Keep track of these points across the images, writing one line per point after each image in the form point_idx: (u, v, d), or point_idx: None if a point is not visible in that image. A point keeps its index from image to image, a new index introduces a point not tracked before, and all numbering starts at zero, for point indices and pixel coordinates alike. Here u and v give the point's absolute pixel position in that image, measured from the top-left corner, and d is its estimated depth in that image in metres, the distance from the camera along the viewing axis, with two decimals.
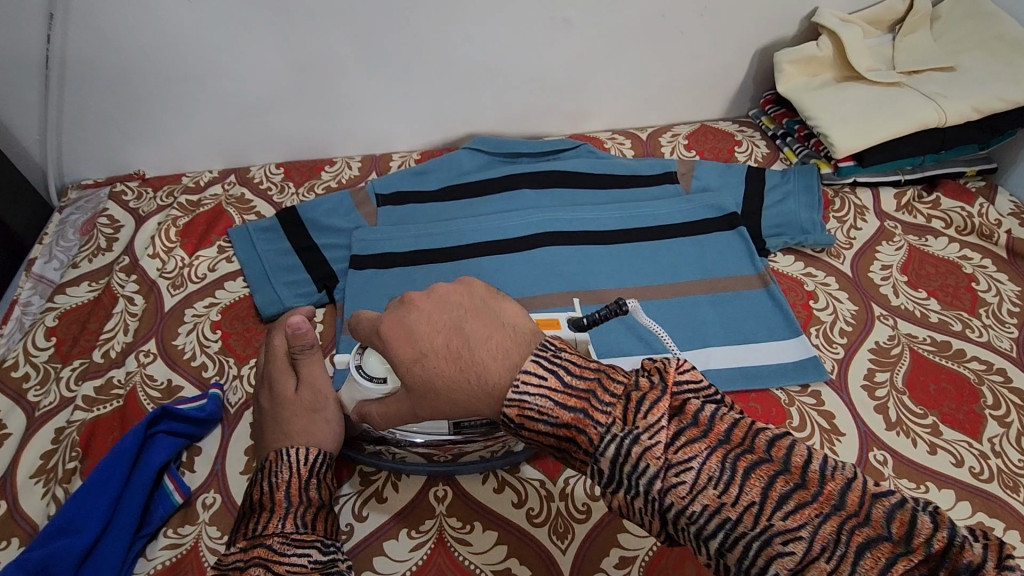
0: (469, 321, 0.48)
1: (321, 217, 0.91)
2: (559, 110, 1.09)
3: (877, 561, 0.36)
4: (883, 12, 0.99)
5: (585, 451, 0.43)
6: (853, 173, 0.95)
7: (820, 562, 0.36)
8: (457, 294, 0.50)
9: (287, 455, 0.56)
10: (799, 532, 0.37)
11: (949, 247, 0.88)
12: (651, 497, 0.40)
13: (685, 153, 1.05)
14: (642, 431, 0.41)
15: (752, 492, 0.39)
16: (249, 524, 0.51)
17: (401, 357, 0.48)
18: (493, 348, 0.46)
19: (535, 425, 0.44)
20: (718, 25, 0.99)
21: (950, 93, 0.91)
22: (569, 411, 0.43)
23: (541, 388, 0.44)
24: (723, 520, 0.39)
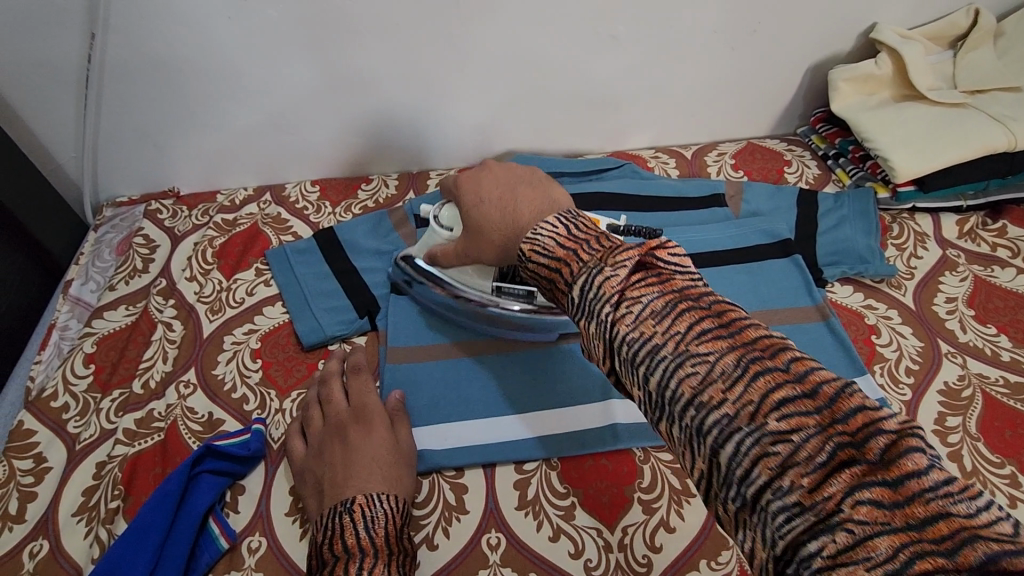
0: (523, 189, 0.63)
1: (359, 239, 0.89)
2: (601, 127, 1.05)
3: (766, 384, 0.35)
4: (946, 28, 0.94)
5: (565, 282, 0.48)
6: (913, 198, 0.91)
7: (719, 384, 0.36)
8: (521, 174, 0.66)
9: (378, 499, 0.55)
10: (707, 356, 0.38)
11: (1017, 279, 0.84)
12: (602, 323, 0.42)
13: (733, 174, 1.01)
14: (610, 268, 0.44)
15: (681, 326, 0.39)
16: (349, 563, 0.49)
17: (469, 201, 0.66)
18: (532, 208, 0.59)
19: (537, 259, 0.51)
20: (771, 41, 0.96)
21: (1019, 115, 0.86)
22: (564, 250, 0.49)
23: (552, 234, 0.51)
24: (651, 346, 0.39)
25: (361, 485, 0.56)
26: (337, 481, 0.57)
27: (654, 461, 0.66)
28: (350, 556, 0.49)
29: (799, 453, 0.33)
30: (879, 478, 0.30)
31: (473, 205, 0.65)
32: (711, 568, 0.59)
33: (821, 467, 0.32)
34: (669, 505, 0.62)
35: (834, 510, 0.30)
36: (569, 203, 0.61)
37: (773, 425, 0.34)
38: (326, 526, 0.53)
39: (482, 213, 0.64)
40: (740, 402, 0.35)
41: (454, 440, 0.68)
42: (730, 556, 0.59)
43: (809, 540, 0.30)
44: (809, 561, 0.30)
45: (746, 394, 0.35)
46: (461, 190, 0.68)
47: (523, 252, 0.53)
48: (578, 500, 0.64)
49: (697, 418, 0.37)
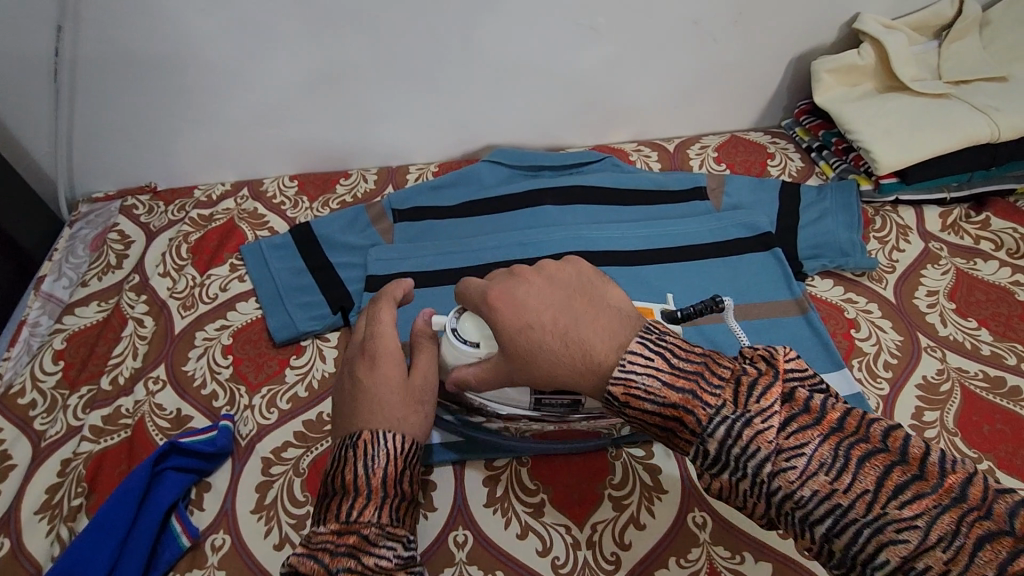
0: (580, 306, 0.49)
1: (335, 234, 0.88)
2: (582, 120, 1.04)
3: (994, 552, 0.35)
4: (930, 18, 0.93)
5: (691, 431, 0.43)
6: (896, 190, 0.90)
7: (935, 552, 0.36)
8: (571, 280, 0.52)
9: (382, 438, 0.51)
10: (915, 521, 0.37)
11: (1000, 272, 0.82)
12: (758, 481, 0.40)
13: (715, 167, 1.00)
14: (748, 413, 0.41)
15: (866, 481, 0.38)
16: (341, 504, 0.48)
17: (511, 324, 0.50)
18: (607, 335, 0.47)
19: (641, 406, 0.44)
20: (754, 32, 0.94)
21: (1003, 105, 0.85)
22: (677, 391, 0.43)
23: (648, 371, 0.44)
24: (833, 507, 0.38)
25: (369, 422, 0.53)
26: (348, 418, 0.54)
27: (626, 457, 0.66)
28: (348, 493, 0.49)
29: (818, 465, 0.39)
30: (902, 471, 0.38)
31: (521, 339, 0.49)
32: (681, 566, 0.58)
33: (851, 472, 0.39)
34: (639, 501, 0.62)
35: (882, 515, 0.37)
36: (635, 312, 0.50)
37: (787, 450, 0.40)
38: (335, 455, 0.52)
39: (533, 336, 0.49)
40: (967, 573, 0.35)
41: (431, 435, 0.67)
42: (699, 554, 0.59)
43: (878, 553, 0.37)
44: (883, 567, 0.37)
45: (973, 566, 0.35)
46: (493, 308, 0.52)
47: (614, 393, 0.45)
48: (547, 497, 0.63)
49: None
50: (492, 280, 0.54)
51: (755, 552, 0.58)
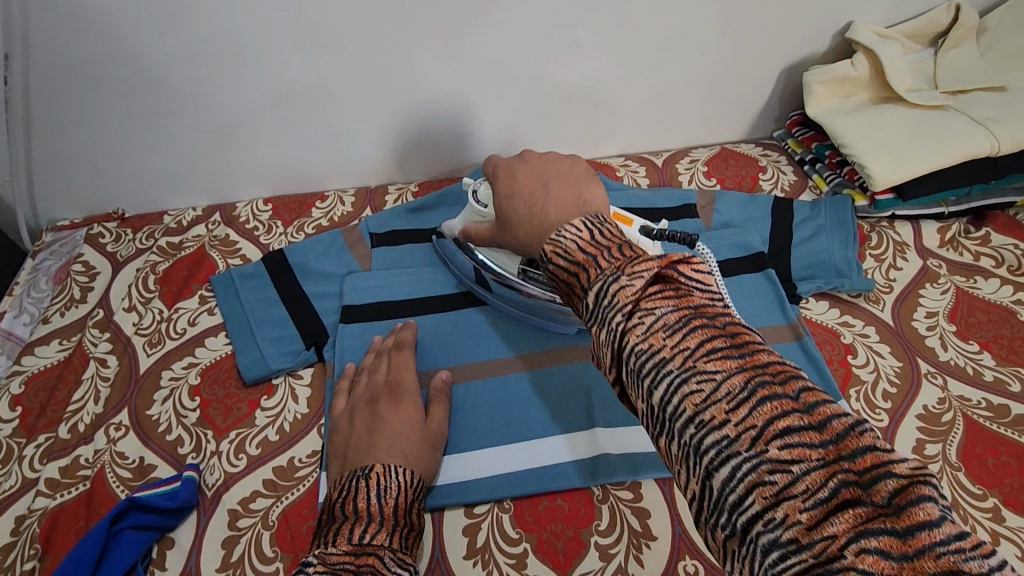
0: (556, 185, 0.59)
1: (310, 261, 0.84)
2: (567, 135, 1.01)
3: (770, 408, 0.32)
4: (926, 25, 0.90)
5: (581, 288, 0.44)
6: (892, 206, 0.86)
7: (721, 403, 0.34)
8: (559, 169, 0.62)
9: (394, 470, 0.57)
10: (713, 374, 0.35)
11: (1001, 290, 0.79)
12: (610, 330, 0.39)
13: (705, 182, 0.97)
14: (626, 277, 0.40)
15: (691, 341, 0.37)
16: (353, 529, 0.51)
17: (503, 189, 0.63)
18: (561, 209, 0.55)
19: (556, 260, 0.46)
20: (743, 42, 0.91)
21: (1003, 117, 0.82)
22: (584, 253, 0.45)
23: (576, 236, 0.46)
24: (659, 359, 0.37)
25: (384, 454, 0.59)
26: (361, 447, 0.60)
27: (613, 500, 0.63)
28: (359, 521, 0.52)
29: (795, 484, 0.30)
30: (894, 533, 0.27)
31: (505, 203, 0.62)
32: None
33: (746, 403, 0.33)
34: (627, 550, 0.59)
35: (763, 449, 0.32)
36: (603, 203, 0.56)
37: (642, 307, 0.39)
38: (343, 486, 0.56)
39: (512, 203, 0.61)
40: (742, 425, 0.33)
41: None
42: None
43: (746, 492, 0.31)
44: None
45: (748, 417, 0.33)
46: (498, 180, 0.65)
47: (544, 251, 0.48)
48: (531, 547, 0.60)
49: (697, 437, 0.34)
50: (512, 161, 0.67)
51: None
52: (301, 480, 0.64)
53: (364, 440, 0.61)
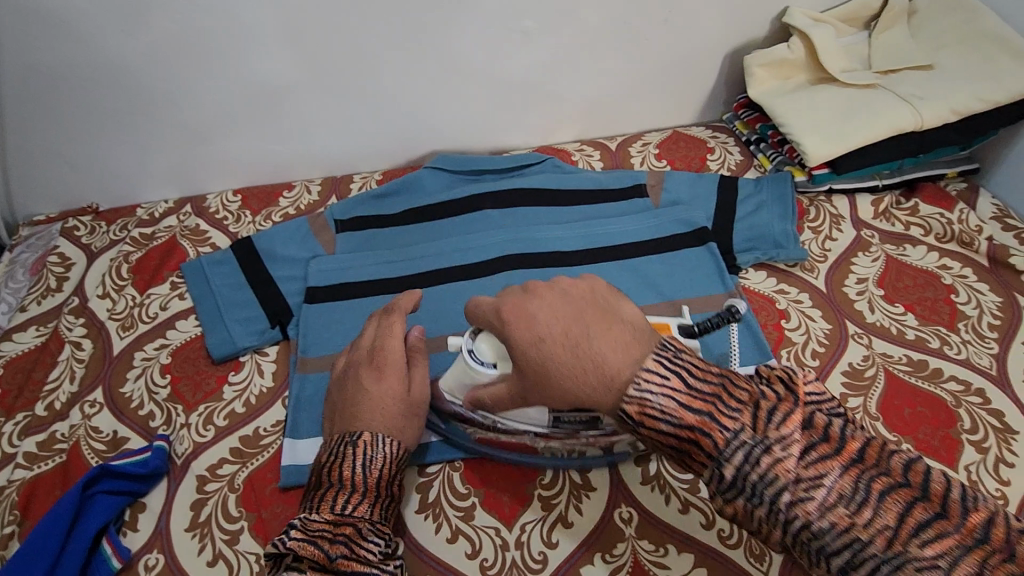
0: (596, 331, 0.50)
1: (276, 246, 0.88)
2: (524, 123, 1.05)
3: (897, 505, 0.40)
4: (858, 9, 0.94)
5: (707, 454, 0.45)
6: (828, 180, 0.91)
7: (843, 509, 0.41)
8: (582, 304, 0.52)
9: (381, 441, 0.58)
10: (822, 479, 0.42)
11: (927, 256, 0.84)
12: (747, 472, 0.43)
13: (656, 163, 1.01)
14: (754, 436, 0.43)
15: (816, 466, 0.43)
16: (338, 497, 0.55)
17: (521, 339, 0.52)
18: (620, 348, 0.49)
19: (657, 426, 0.45)
20: (685, 28, 0.95)
21: (926, 95, 0.87)
22: (693, 414, 0.45)
23: (663, 390, 0.46)
24: (796, 489, 0.42)
25: (373, 421, 0.59)
26: (354, 416, 0.60)
27: None
28: (343, 489, 0.56)
29: (837, 493, 0.41)
30: (926, 510, 0.40)
31: (534, 357, 0.52)
32: (606, 561, 0.59)
33: (870, 505, 0.41)
34: (567, 500, 0.63)
35: (897, 549, 0.39)
36: (649, 328, 0.52)
37: (776, 447, 0.43)
38: (331, 452, 0.58)
39: (545, 351, 0.51)
40: (872, 527, 0.40)
41: None
42: (624, 548, 0.60)
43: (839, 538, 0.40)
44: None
45: (877, 517, 0.40)
46: (509, 325, 0.53)
47: (628, 412, 0.46)
48: (479, 500, 0.64)
49: (827, 545, 0.41)
50: (505, 296, 0.56)
51: (677, 543, 0.60)
52: (264, 447, 0.68)
53: (352, 408, 0.61)
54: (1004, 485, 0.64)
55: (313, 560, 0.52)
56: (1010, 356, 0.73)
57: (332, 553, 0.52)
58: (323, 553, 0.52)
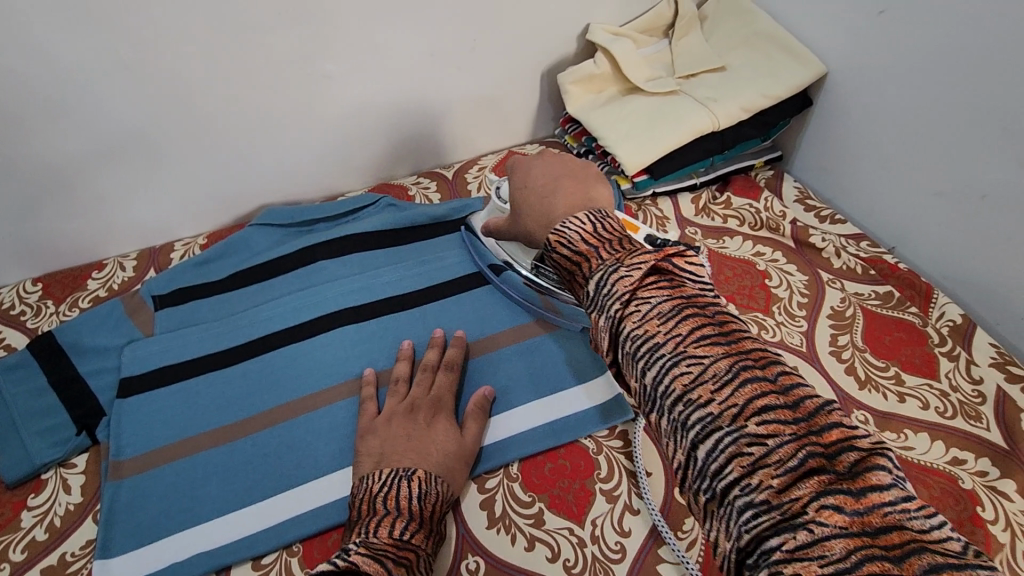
0: (566, 182, 0.66)
1: (83, 338, 0.79)
2: (355, 163, 1.02)
3: (827, 492, 0.36)
4: (654, 19, 1.00)
5: (584, 276, 0.53)
6: (650, 185, 0.95)
7: (767, 468, 0.38)
8: (570, 167, 0.68)
9: (435, 479, 0.61)
10: (769, 442, 0.39)
11: (743, 246, 0.90)
12: (629, 340, 0.46)
13: (492, 187, 1.02)
14: (625, 269, 0.49)
15: (739, 397, 0.41)
16: (396, 524, 0.55)
17: (518, 185, 0.69)
18: (567, 205, 0.63)
19: (561, 250, 0.55)
20: (495, 54, 0.96)
21: (720, 96, 0.93)
22: (586, 246, 0.53)
23: (580, 229, 0.55)
24: (700, 407, 0.42)
25: (423, 460, 0.62)
26: (400, 454, 0.63)
27: None
28: (401, 517, 0.56)
29: (765, 440, 0.39)
30: (851, 500, 0.36)
31: (520, 194, 0.68)
32: None
33: (797, 472, 0.38)
34: None
35: (743, 432, 0.40)
36: (604, 203, 0.64)
37: (678, 336, 0.45)
38: (387, 481, 0.59)
39: (524, 195, 0.68)
40: (788, 499, 0.37)
41: (186, 547, 0.63)
42: None
43: (724, 461, 0.40)
44: (762, 540, 0.37)
45: (798, 494, 0.37)
46: (514, 174, 0.71)
47: (547, 241, 0.56)
48: None
49: (725, 481, 0.40)
50: (533, 155, 0.72)
51: None
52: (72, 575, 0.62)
53: (404, 443, 0.64)
54: None
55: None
56: (817, 331, 0.80)
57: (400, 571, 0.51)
58: (387, 569, 0.50)
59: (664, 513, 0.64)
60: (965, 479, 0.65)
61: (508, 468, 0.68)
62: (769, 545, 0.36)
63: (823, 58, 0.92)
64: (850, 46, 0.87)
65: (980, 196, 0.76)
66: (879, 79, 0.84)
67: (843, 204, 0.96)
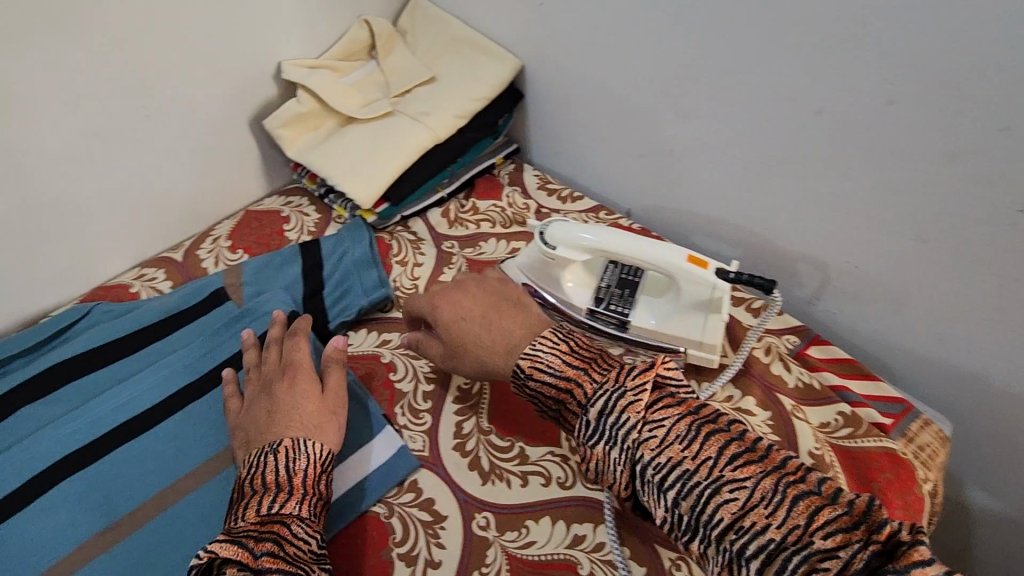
0: (504, 309, 0.67)
1: None
2: (51, 275, 0.85)
3: (806, 506, 0.45)
4: (350, 45, 0.97)
5: (579, 403, 0.56)
6: (395, 212, 0.93)
7: (759, 508, 0.45)
8: (494, 290, 0.70)
9: (303, 443, 0.61)
10: (744, 482, 0.47)
11: (499, 246, 0.91)
12: (625, 446, 0.51)
13: (231, 258, 0.92)
14: (630, 392, 0.53)
15: (710, 450, 0.49)
16: (257, 504, 0.56)
17: (448, 315, 0.68)
18: (518, 335, 0.64)
19: (543, 376, 0.59)
20: (176, 118, 0.86)
21: (433, 108, 0.92)
22: (572, 370, 0.57)
23: (554, 351, 0.59)
24: (682, 471, 0.49)
25: (286, 428, 0.62)
26: (263, 432, 0.63)
27: None
28: (271, 492, 0.57)
29: (674, 436, 0.50)
30: (832, 507, 0.45)
31: (461, 341, 0.67)
32: None
33: (783, 505, 0.45)
34: None
35: (720, 476, 0.48)
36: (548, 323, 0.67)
37: (651, 422, 0.52)
38: (253, 462, 0.60)
39: (462, 327, 0.67)
40: (785, 526, 0.44)
41: None
42: None
43: (715, 511, 0.47)
44: (719, 525, 0.46)
45: (789, 518, 0.44)
46: (436, 303, 0.70)
47: (522, 368, 0.60)
48: None
49: (736, 542, 0.45)
50: (456, 278, 0.74)
51: None
52: None
53: (265, 422, 0.64)
54: None
55: (236, 559, 0.51)
56: None
57: (260, 551, 0.52)
58: (247, 552, 0.51)
59: (465, 553, 0.62)
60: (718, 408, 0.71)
61: None
62: (735, 532, 0.45)
63: (513, 52, 0.95)
64: (528, 38, 0.91)
65: (668, 151, 0.84)
66: (561, 63, 0.89)
67: (581, 180, 1.01)
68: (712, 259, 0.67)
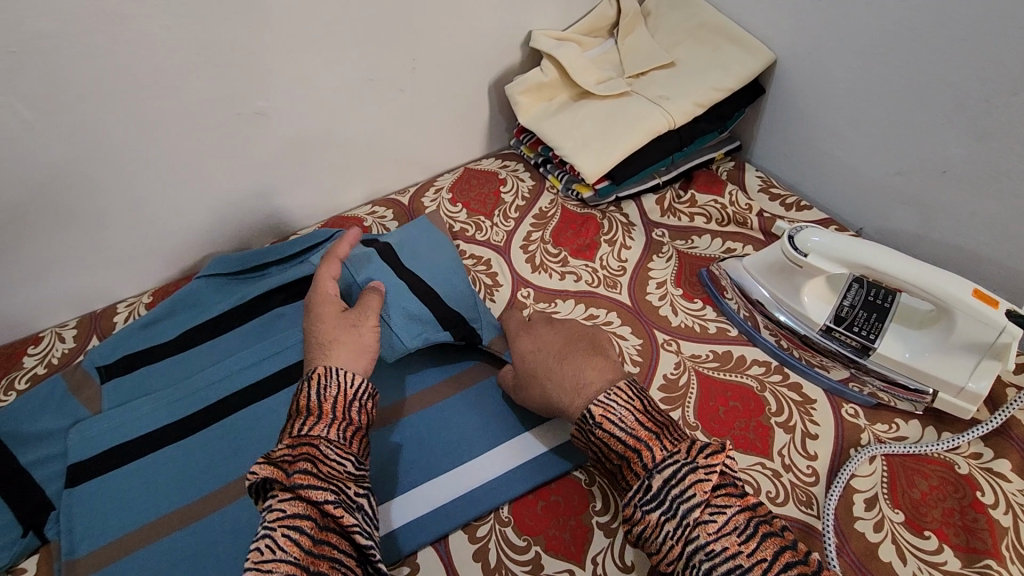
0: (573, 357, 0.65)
1: (22, 425, 0.74)
2: (307, 198, 0.97)
3: None
4: (597, 20, 0.98)
5: (644, 464, 0.54)
6: (613, 191, 0.93)
7: None
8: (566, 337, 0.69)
9: (335, 371, 0.60)
10: None
11: (713, 244, 0.89)
12: (681, 522, 0.50)
13: (450, 209, 0.97)
14: (700, 468, 0.52)
15: (766, 551, 0.47)
16: (293, 425, 0.56)
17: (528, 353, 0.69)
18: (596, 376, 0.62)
19: (613, 429, 0.57)
20: (435, 72, 0.93)
21: (673, 93, 0.91)
22: (643, 430, 0.56)
23: (629, 408, 0.57)
24: (736, 566, 0.47)
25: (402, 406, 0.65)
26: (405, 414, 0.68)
27: None
28: (303, 414, 0.57)
29: (732, 527, 0.49)
30: None
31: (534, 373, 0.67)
32: None
33: None
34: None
35: None
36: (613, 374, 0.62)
37: (712, 505, 0.50)
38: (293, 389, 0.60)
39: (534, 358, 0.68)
40: None
41: None
42: None
43: None
44: None
45: None
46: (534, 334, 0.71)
47: (593, 414, 0.58)
48: None
49: None
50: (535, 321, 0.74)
51: None
52: None
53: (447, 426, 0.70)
54: (812, 460, 0.66)
55: (271, 478, 0.51)
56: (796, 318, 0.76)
57: (297, 466, 0.52)
58: (281, 472, 0.52)
59: None
60: (961, 463, 0.64)
61: (499, 511, 0.66)
62: None
63: (769, 45, 0.90)
64: (795, 32, 0.85)
65: (941, 171, 0.76)
66: (828, 63, 0.83)
67: (809, 190, 0.95)
68: (1003, 298, 0.61)
